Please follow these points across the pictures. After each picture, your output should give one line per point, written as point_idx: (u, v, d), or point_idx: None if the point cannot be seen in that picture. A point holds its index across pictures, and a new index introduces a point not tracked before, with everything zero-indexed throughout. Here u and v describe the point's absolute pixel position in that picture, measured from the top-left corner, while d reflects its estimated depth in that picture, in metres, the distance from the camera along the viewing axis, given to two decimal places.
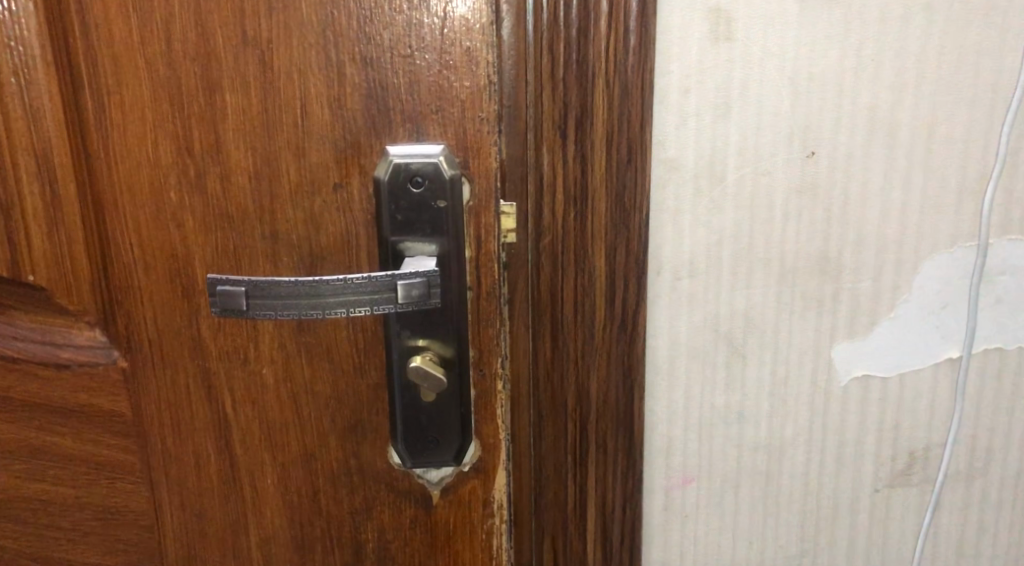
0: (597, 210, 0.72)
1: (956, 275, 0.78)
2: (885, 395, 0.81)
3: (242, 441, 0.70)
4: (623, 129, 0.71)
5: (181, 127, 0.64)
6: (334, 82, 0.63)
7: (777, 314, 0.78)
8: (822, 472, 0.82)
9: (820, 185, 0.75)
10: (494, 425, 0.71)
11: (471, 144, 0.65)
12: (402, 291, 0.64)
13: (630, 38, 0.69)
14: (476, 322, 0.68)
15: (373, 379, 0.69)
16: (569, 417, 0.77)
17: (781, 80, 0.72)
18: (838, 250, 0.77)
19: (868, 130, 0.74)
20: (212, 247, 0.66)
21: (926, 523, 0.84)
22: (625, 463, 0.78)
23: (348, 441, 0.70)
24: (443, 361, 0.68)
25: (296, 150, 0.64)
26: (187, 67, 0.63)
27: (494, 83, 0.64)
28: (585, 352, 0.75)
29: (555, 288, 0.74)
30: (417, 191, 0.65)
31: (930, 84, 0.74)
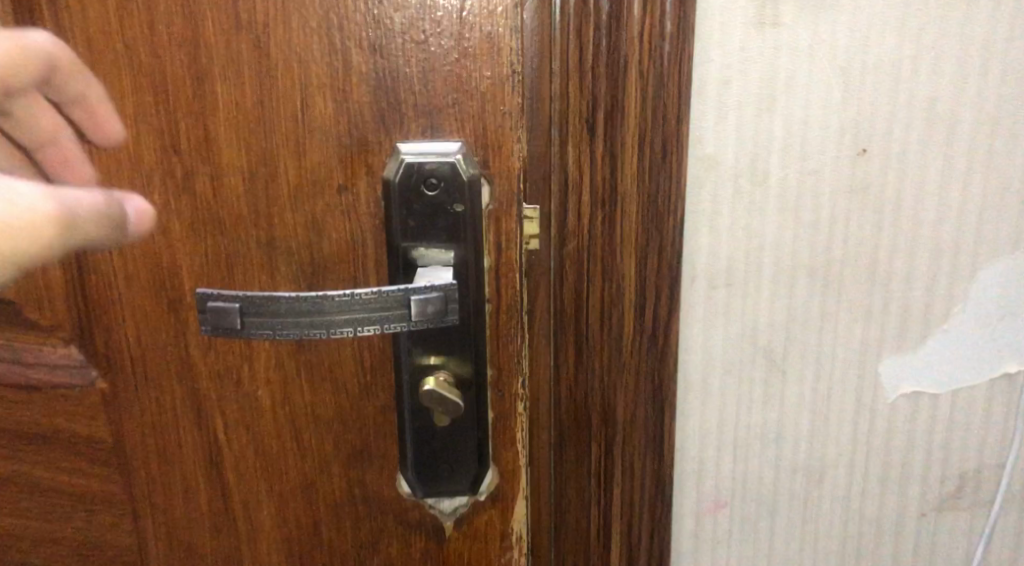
0: (628, 213, 0.65)
1: (1017, 284, 0.72)
2: (935, 412, 0.74)
3: (236, 469, 0.63)
4: (658, 124, 0.64)
5: (166, 122, 0.57)
6: (339, 71, 0.56)
7: (821, 326, 0.71)
8: (865, 496, 0.76)
9: (871, 185, 0.68)
10: (513, 451, 0.64)
11: (492, 141, 0.58)
12: (416, 307, 0.57)
13: (667, 24, 0.62)
14: (495, 338, 0.62)
15: (381, 401, 0.62)
16: (593, 439, 0.70)
17: (832, 69, 0.65)
18: (889, 257, 0.70)
19: (925, 126, 0.67)
20: (202, 255, 0.59)
21: (975, 550, 0.78)
22: (653, 488, 0.72)
23: (353, 468, 0.64)
24: (459, 382, 0.61)
25: (296, 148, 0.58)
26: (174, 55, 0.56)
27: (517, 72, 0.58)
28: (612, 369, 0.69)
29: (579, 298, 0.67)
30: (431, 193, 0.58)
31: (995, 75, 0.67)
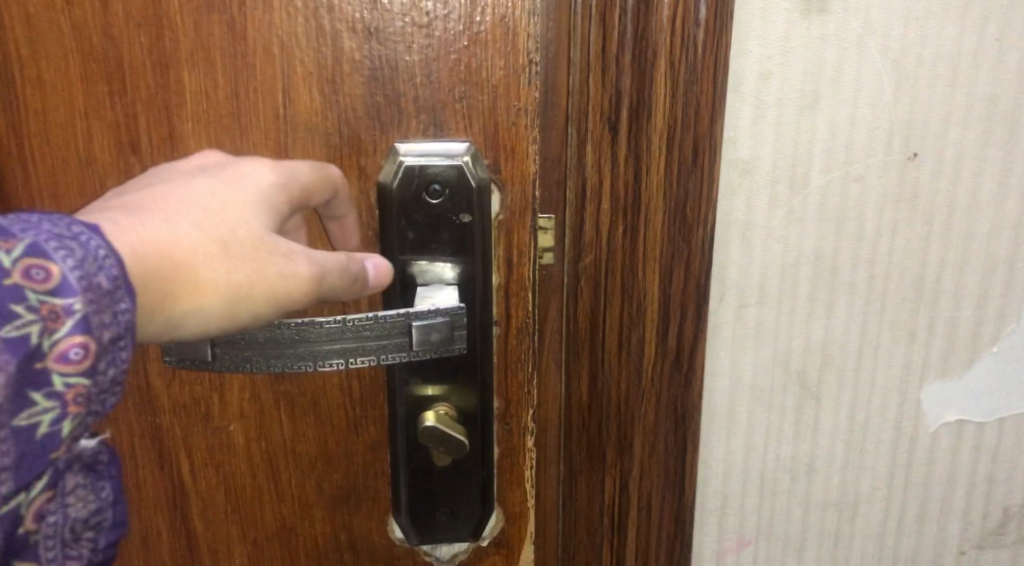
0: (653, 224, 0.58)
1: None
2: (980, 441, 0.69)
3: (204, 512, 0.56)
4: (690, 124, 0.56)
5: (120, 115, 0.50)
6: (328, 59, 0.49)
7: (861, 350, 0.65)
8: (902, 533, 0.70)
9: (921, 193, 0.62)
10: (520, 491, 0.57)
11: (504, 141, 0.51)
12: (418, 335, 0.49)
13: (702, 9, 0.55)
14: (503, 365, 0.54)
15: (371, 437, 0.55)
16: (606, 475, 0.63)
17: (882, 63, 0.59)
18: (937, 274, 0.64)
19: (983, 129, 0.61)
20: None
21: None
22: (672, 527, 0.65)
23: (337, 512, 0.56)
24: (462, 415, 0.54)
25: (277, 148, 0.51)
26: (131, 35, 0.49)
27: (536, 62, 0.50)
28: (629, 398, 0.61)
29: (594, 318, 0.60)
30: (434, 201, 0.51)
31: None
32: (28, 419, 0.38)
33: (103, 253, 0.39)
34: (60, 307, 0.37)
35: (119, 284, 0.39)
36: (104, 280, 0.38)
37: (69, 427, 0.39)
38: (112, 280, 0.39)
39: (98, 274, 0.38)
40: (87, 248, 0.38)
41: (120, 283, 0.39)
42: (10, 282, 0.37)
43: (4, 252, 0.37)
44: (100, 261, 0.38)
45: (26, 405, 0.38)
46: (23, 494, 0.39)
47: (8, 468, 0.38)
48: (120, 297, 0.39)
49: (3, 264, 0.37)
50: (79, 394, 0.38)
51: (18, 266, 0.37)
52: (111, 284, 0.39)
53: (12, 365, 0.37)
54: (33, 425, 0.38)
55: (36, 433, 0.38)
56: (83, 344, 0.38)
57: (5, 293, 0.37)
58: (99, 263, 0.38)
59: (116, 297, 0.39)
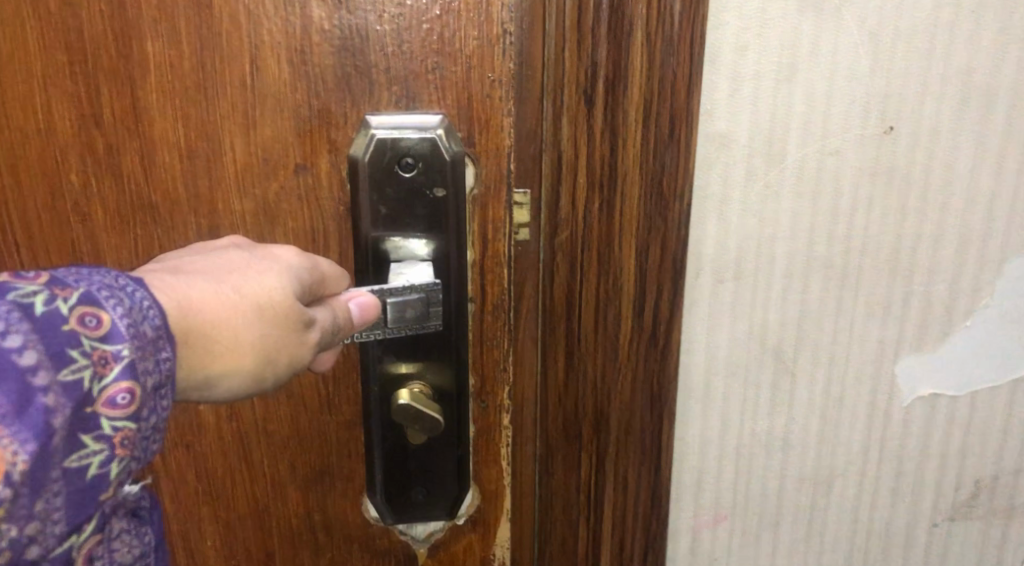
0: (630, 198, 0.57)
1: None
2: (954, 414, 0.69)
3: (175, 494, 0.55)
4: (667, 95, 0.56)
5: (82, 86, 0.49)
6: (297, 29, 0.48)
7: (837, 324, 0.65)
8: (875, 506, 0.71)
9: (897, 166, 0.62)
10: (496, 470, 0.56)
11: (478, 114, 0.50)
12: (393, 311, 0.49)
13: None
14: (478, 342, 0.53)
15: (345, 416, 0.54)
16: (583, 450, 0.63)
17: (859, 35, 0.59)
18: (912, 248, 0.64)
19: (959, 103, 0.61)
20: (129, 245, 0.52)
21: (987, 558, 0.74)
22: (648, 502, 0.64)
23: (311, 492, 0.56)
24: (437, 393, 0.53)
25: (244, 120, 0.49)
26: (93, 3, 0.48)
27: (510, 33, 0.49)
28: (605, 373, 0.61)
29: (571, 293, 0.59)
30: (407, 174, 0.49)
31: None
32: (78, 461, 0.37)
33: (147, 304, 0.39)
34: (110, 353, 0.37)
35: (162, 333, 0.39)
36: (148, 329, 0.39)
37: (117, 471, 0.38)
38: (155, 329, 0.39)
39: (143, 323, 0.39)
40: (133, 298, 0.39)
41: (162, 333, 0.39)
42: (65, 327, 0.37)
43: (59, 298, 0.37)
44: (145, 310, 0.39)
45: (75, 448, 0.37)
46: (75, 538, 0.39)
47: (59, 511, 0.37)
48: (162, 346, 0.39)
49: (58, 310, 0.37)
50: (127, 437, 0.38)
51: (72, 312, 0.37)
52: (155, 332, 0.39)
53: (65, 410, 0.36)
54: (82, 468, 0.37)
55: (85, 477, 0.37)
56: (131, 389, 0.38)
57: (61, 338, 0.37)
58: (144, 312, 0.39)
59: (158, 345, 0.39)
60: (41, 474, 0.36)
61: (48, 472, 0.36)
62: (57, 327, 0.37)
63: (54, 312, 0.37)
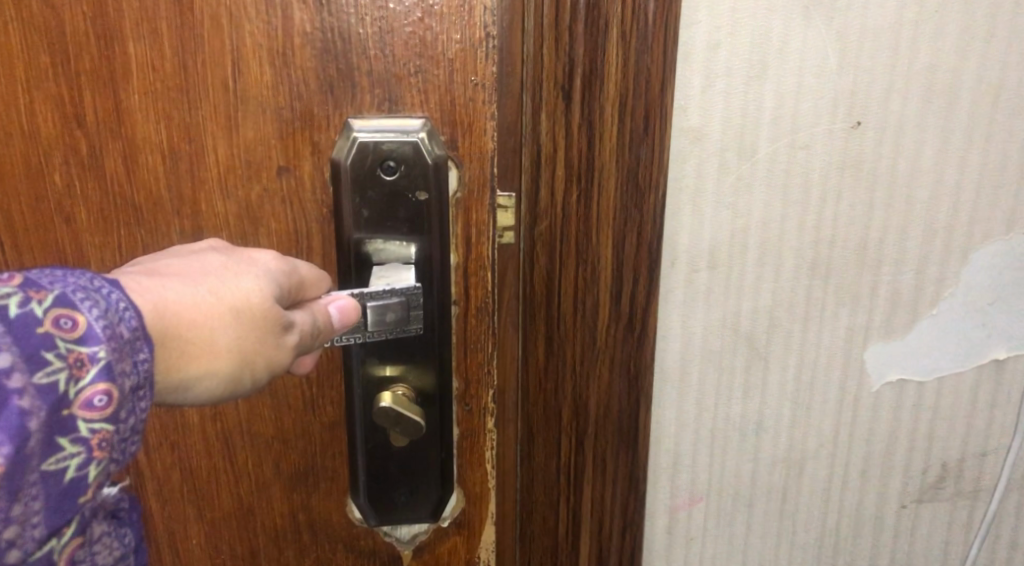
0: (606, 190, 0.60)
1: (1012, 266, 0.68)
2: (921, 399, 0.71)
3: (159, 493, 0.56)
4: (641, 92, 0.58)
5: (65, 87, 0.49)
6: (279, 30, 0.49)
7: (807, 312, 0.67)
8: (846, 488, 0.73)
9: (865, 159, 0.64)
10: (480, 472, 0.57)
11: (461, 118, 0.51)
12: (373, 315, 0.49)
13: None
14: (462, 344, 0.54)
15: (329, 417, 0.55)
16: (563, 432, 0.65)
17: (827, 33, 0.60)
18: (880, 238, 0.66)
19: (924, 98, 0.63)
20: (113, 246, 0.52)
21: (955, 541, 0.76)
22: (627, 484, 0.67)
23: (295, 492, 0.57)
24: (420, 396, 0.54)
25: (227, 122, 0.50)
26: (75, 4, 0.48)
27: (492, 36, 0.50)
28: (584, 358, 0.64)
29: (551, 281, 0.62)
30: (389, 178, 0.50)
31: (999, 41, 0.62)
32: (55, 464, 0.37)
33: (123, 306, 0.39)
34: (85, 355, 0.37)
35: (139, 334, 0.39)
36: (125, 330, 0.39)
37: (95, 474, 0.38)
38: (132, 331, 0.39)
39: (120, 324, 0.39)
40: (109, 299, 0.39)
41: (138, 334, 0.39)
42: (40, 330, 0.37)
43: (34, 300, 0.37)
44: (121, 312, 0.39)
45: (52, 451, 0.37)
46: (55, 541, 0.39)
47: (38, 514, 0.37)
48: (140, 347, 0.39)
49: (33, 312, 0.37)
50: (104, 439, 0.38)
51: (47, 314, 0.37)
52: (132, 334, 0.39)
53: (41, 412, 0.37)
54: (60, 471, 0.37)
55: (63, 479, 0.37)
56: (108, 391, 0.38)
57: (35, 341, 0.37)
58: (120, 314, 0.39)
59: (136, 347, 0.39)
60: (17, 478, 0.36)
61: (25, 476, 0.37)
62: (32, 330, 0.37)
63: (29, 314, 0.37)
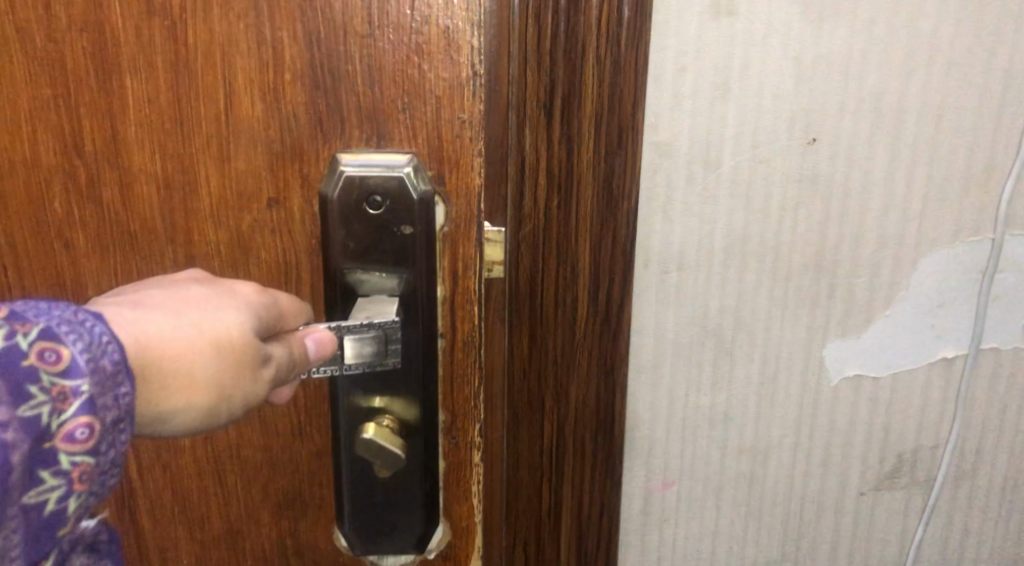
0: (583, 197, 0.69)
1: (956, 272, 0.76)
2: (877, 393, 0.79)
3: (151, 514, 0.56)
4: (616, 110, 0.67)
5: (64, 118, 0.51)
6: (269, 64, 0.50)
7: (770, 311, 0.76)
8: (808, 475, 0.82)
9: (822, 173, 0.72)
10: (468, 506, 0.56)
11: (448, 155, 0.51)
12: (351, 348, 0.50)
13: (624, 8, 0.66)
14: (449, 377, 0.54)
15: (317, 444, 0.55)
16: (544, 416, 0.75)
17: (786, 60, 0.69)
18: (835, 246, 0.74)
19: (874, 118, 0.71)
20: (110, 272, 0.53)
21: (912, 530, 0.84)
22: (604, 464, 0.77)
23: (283, 517, 0.56)
24: (404, 427, 0.53)
25: (219, 153, 0.51)
26: (74, 39, 0.49)
27: (480, 75, 0.50)
28: (565, 348, 0.73)
29: (535, 280, 0.71)
30: (374, 212, 0.51)
31: (941, 68, 0.71)
32: (35, 497, 0.39)
33: (106, 339, 0.40)
34: (69, 388, 0.39)
35: (121, 367, 0.41)
36: (108, 364, 0.40)
37: (74, 506, 0.40)
38: (115, 364, 0.40)
39: (103, 358, 0.40)
40: (93, 333, 0.40)
41: (121, 368, 0.41)
42: (25, 363, 0.38)
43: (20, 334, 0.39)
44: (105, 345, 0.40)
45: (33, 484, 0.39)
46: None
47: (17, 547, 0.39)
48: (122, 381, 0.41)
49: (19, 345, 0.38)
50: (84, 471, 0.40)
51: (32, 347, 0.39)
52: (114, 367, 0.40)
53: (23, 445, 0.38)
54: (40, 504, 0.39)
55: (43, 512, 0.39)
56: (90, 424, 0.39)
57: (20, 374, 0.38)
58: (104, 348, 0.40)
59: (118, 380, 0.40)
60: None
61: (6, 509, 0.38)
62: (17, 363, 0.38)
63: (15, 347, 0.38)
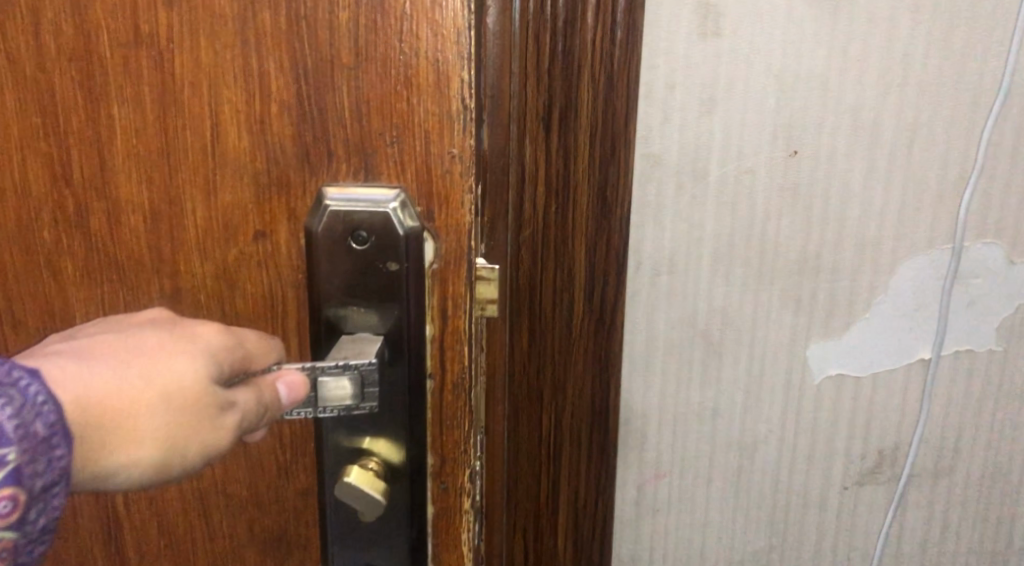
0: (580, 204, 0.73)
1: (931, 276, 0.79)
2: (858, 393, 0.82)
3: (138, 550, 0.52)
4: (609, 122, 0.72)
5: (56, 149, 0.50)
6: (254, 94, 0.49)
7: (755, 313, 0.79)
8: (794, 470, 0.84)
9: (802, 182, 0.76)
10: (457, 554, 0.52)
11: (438, 190, 0.49)
12: (326, 388, 0.46)
13: (617, 30, 0.71)
14: (438, 420, 0.50)
15: (302, 483, 0.50)
16: (543, 409, 0.78)
17: (768, 78, 0.74)
18: (818, 250, 0.78)
19: (852, 130, 0.75)
20: (98, 303, 0.53)
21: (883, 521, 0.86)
22: (599, 455, 0.81)
23: (268, 557, 0.52)
24: (390, 471, 0.49)
25: (205, 185, 0.50)
26: (64, 70, 0.49)
27: (470, 108, 0.49)
28: (562, 344, 0.77)
29: (534, 280, 0.75)
30: (359, 248, 0.49)
31: (913, 84, 0.75)
32: None
33: (41, 400, 0.38)
34: None
35: (57, 430, 0.38)
36: (40, 428, 0.38)
37: None
38: (49, 427, 0.38)
39: (35, 422, 0.38)
40: (27, 394, 0.38)
41: (56, 430, 0.38)
42: None
43: None
44: (38, 406, 0.38)
45: None
46: None
47: None
48: (57, 444, 0.38)
49: None
50: (7, 546, 0.38)
51: None
52: (47, 431, 0.38)
53: None
54: None
55: None
56: (14, 495, 0.37)
57: None
58: (37, 410, 0.38)
59: (52, 445, 0.38)
60: None
61: None
62: None
63: None
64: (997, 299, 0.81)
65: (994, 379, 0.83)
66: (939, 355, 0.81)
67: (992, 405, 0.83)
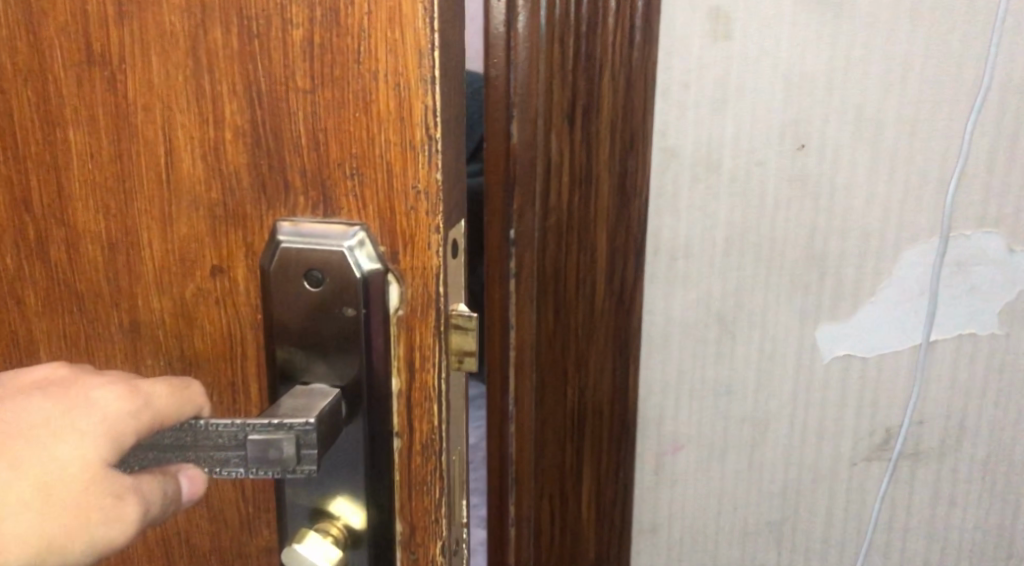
0: (599, 192, 0.73)
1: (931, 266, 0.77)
2: (864, 376, 0.81)
3: None
4: (625, 118, 0.72)
5: (15, 176, 0.49)
6: (204, 121, 0.46)
7: (767, 295, 0.78)
8: (805, 445, 0.83)
9: (810, 171, 0.75)
10: None
11: (402, 231, 0.46)
12: (255, 448, 0.42)
13: (635, 33, 0.71)
14: (406, 484, 0.48)
15: (265, 539, 0.50)
16: (568, 383, 0.78)
17: (776, 77, 0.73)
18: (824, 235, 0.77)
19: (855, 129, 0.74)
20: (59, 332, 0.51)
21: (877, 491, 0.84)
22: (619, 429, 0.80)
23: None
24: (352, 536, 0.48)
25: (161, 218, 0.48)
26: (20, 91, 0.47)
27: (435, 139, 0.45)
28: (586, 323, 0.77)
29: (559, 263, 0.75)
30: (314, 289, 0.47)
31: (916, 77, 0.73)
32: None
33: None
34: None
35: None
36: None
37: None
38: None
39: None
40: None
41: None
42: None
43: None
44: None
45: None
46: None
47: None
48: None
49: None
50: None
51: None
52: None
53: None
54: None
55: None
56: None
57: None
58: None
59: None
60: None
61: None
62: None
63: None
64: (995, 286, 0.78)
65: (999, 362, 0.80)
66: (926, 342, 0.79)
67: (999, 387, 0.80)
